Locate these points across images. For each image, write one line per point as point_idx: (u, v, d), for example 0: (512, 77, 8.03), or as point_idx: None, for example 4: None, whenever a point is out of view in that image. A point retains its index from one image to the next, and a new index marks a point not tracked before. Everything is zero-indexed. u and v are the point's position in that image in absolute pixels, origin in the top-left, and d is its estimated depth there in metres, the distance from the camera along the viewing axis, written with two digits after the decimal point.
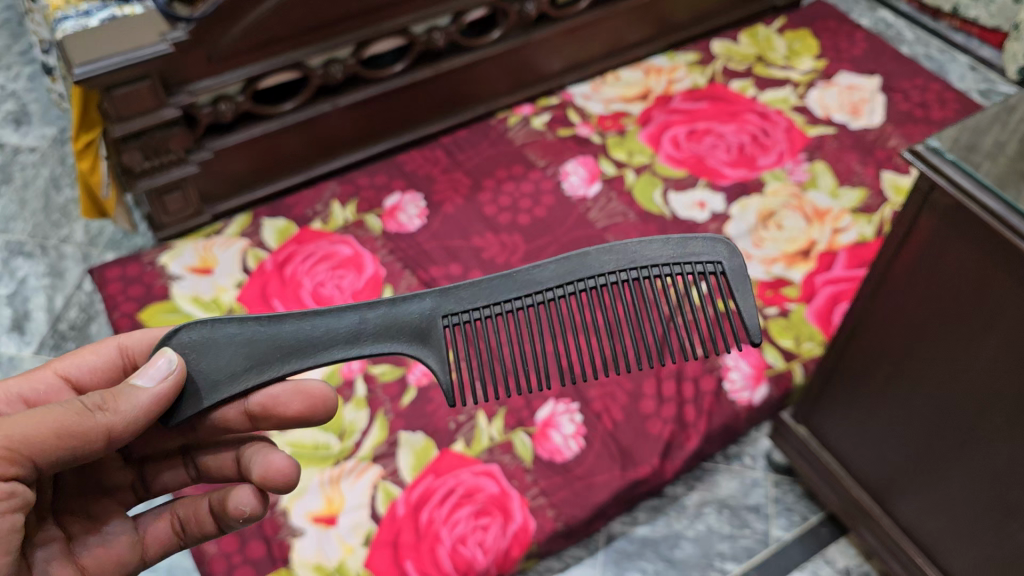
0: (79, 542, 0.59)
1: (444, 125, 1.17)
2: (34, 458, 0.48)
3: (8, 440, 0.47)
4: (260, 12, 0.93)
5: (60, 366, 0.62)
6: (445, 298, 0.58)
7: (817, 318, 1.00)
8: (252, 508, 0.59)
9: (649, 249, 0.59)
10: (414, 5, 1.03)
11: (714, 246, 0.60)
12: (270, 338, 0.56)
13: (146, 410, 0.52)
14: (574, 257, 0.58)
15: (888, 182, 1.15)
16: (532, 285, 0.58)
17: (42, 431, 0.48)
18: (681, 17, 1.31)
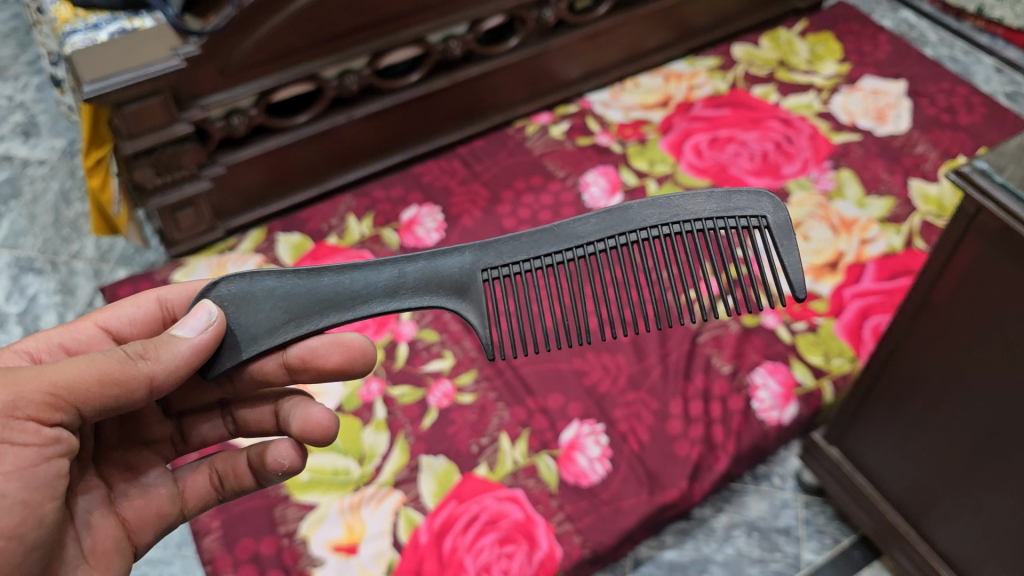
0: (120, 495, 0.60)
1: (461, 135, 1.14)
2: (76, 405, 0.48)
3: (49, 387, 0.47)
4: (274, 24, 0.90)
5: (102, 318, 0.62)
6: (486, 251, 0.57)
7: (847, 333, 0.97)
8: (291, 463, 0.60)
9: (692, 203, 0.57)
10: (430, 13, 1.01)
11: (760, 198, 0.58)
12: (308, 291, 0.56)
13: (187, 360, 0.52)
14: (615, 211, 0.57)
15: (916, 190, 1.12)
16: (573, 241, 0.56)
17: (83, 379, 0.48)
18: (700, 22, 1.29)
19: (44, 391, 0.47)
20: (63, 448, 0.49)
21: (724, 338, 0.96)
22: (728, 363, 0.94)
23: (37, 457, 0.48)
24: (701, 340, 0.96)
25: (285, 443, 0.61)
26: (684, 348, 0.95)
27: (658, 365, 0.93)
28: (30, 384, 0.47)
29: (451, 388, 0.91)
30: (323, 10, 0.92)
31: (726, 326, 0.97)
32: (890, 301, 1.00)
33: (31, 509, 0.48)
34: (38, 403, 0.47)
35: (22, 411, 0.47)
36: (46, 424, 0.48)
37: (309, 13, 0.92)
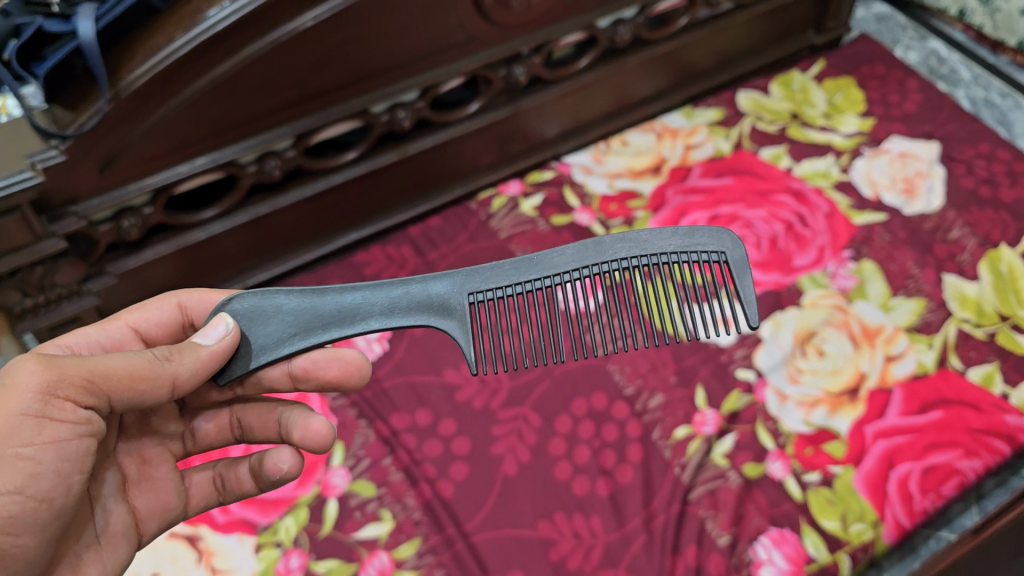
0: (132, 486, 0.61)
1: (415, 212, 0.96)
2: (109, 394, 0.50)
3: (88, 374, 0.48)
4: (166, 111, 0.70)
5: (132, 318, 0.61)
6: (475, 276, 0.59)
7: (868, 488, 0.80)
8: (290, 468, 0.63)
9: (659, 238, 0.60)
10: (371, 83, 0.81)
11: (721, 235, 0.61)
12: (313, 309, 0.57)
13: (204, 368, 0.54)
14: (590, 243, 0.59)
15: (951, 289, 0.94)
16: (550, 270, 0.59)
17: (118, 372, 0.50)
18: (701, 64, 1.11)
19: (81, 378, 0.48)
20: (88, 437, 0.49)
21: (721, 495, 0.80)
22: (726, 530, 0.77)
23: (71, 434, 0.48)
24: (692, 497, 0.79)
25: (287, 451, 0.63)
26: (672, 509, 0.79)
27: (641, 531, 0.77)
28: (73, 369, 0.48)
29: (388, 562, 0.74)
30: (231, 90, 0.72)
31: (723, 477, 0.81)
32: (920, 443, 0.83)
33: (56, 486, 0.48)
34: (75, 386, 0.48)
35: (60, 395, 0.48)
36: (79, 406, 0.49)
37: (212, 95, 0.72)
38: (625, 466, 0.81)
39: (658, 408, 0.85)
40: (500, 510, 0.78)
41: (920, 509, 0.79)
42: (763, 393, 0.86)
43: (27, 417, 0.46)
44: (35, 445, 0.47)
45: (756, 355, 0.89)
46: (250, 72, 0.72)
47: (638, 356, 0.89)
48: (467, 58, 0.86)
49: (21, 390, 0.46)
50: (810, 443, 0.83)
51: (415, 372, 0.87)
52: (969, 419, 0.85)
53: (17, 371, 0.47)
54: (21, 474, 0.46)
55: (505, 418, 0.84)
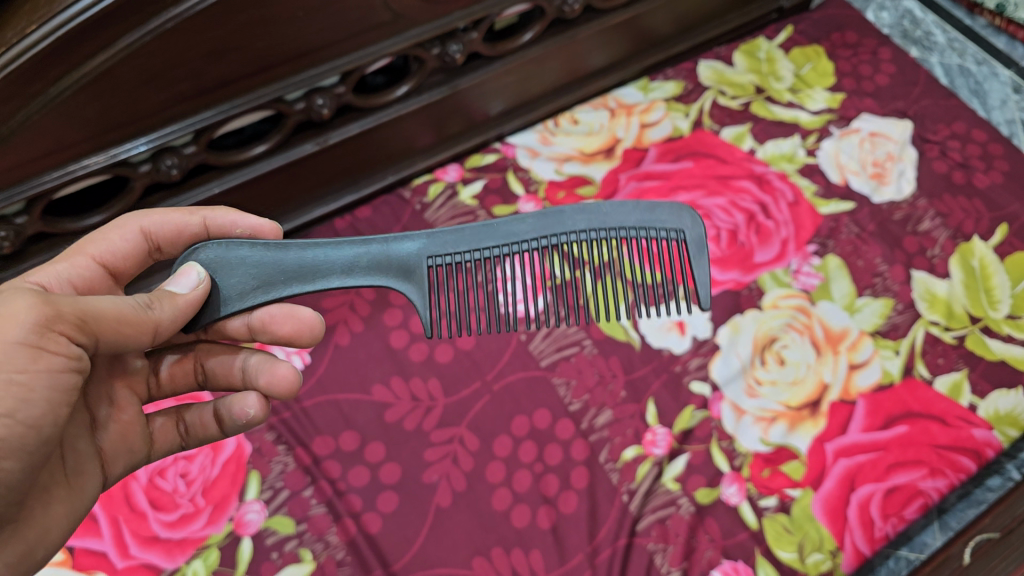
0: (101, 428, 0.56)
1: (341, 203, 0.89)
2: (100, 334, 0.47)
3: (82, 310, 0.46)
4: (29, 113, 0.63)
5: (96, 251, 0.58)
6: (437, 236, 0.57)
7: (827, 513, 0.74)
8: (256, 413, 0.60)
9: (618, 212, 0.58)
10: (282, 69, 0.74)
11: (680, 213, 0.58)
12: (276, 263, 0.56)
13: (181, 316, 0.52)
14: (551, 213, 0.57)
15: (919, 287, 0.88)
16: (509, 240, 0.57)
17: (107, 310, 0.47)
18: (662, 31, 1.01)
19: (75, 315, 0.45)
20: (75, 378, 0.46)
21: (672, 525, 0.74)
22: (675, 565, 0.72)
23: (64, 367, 0.45)
24: (640, 528, 0.73)
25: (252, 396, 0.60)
26: (618, 543, 0.73)
27: (585, 568, 0.71)
28: (66, 303, 0.45)
29: None
30: (109, 87, 0.65)
31: (674, 504, 0.75)
32: (884, 461, 0.77)
33: (46, 415, 0.45)
34: (67, 320, 0.45)
35: (55, 328, 0.45)
36: (72, 342, 0.46)
37: (86, 94, 0.65)
38: (569, 493, 0.75)
39: (606, 426, 0.78)
40: (432, 546, 0.72)
41: (881, 535, 0.74)
42: (718, 408, 0.80)
43: (22, 343, 0.43)
44: (28, 369, 0.43)
45: (712, 366, 0.82)
46: (129, 65, 0.65)
47: (586, 368, 0.81)
48: (394, 38, 0.79)
49: (14, 315, 0.43)
50: (766, 464, 0.77)
51: (340, 389, 0.79)
52: (935, 435, 0.79)
53: (9, 299, 0.44)
54: (12, 399, 0.43)
55: (438, 441, 0.77)
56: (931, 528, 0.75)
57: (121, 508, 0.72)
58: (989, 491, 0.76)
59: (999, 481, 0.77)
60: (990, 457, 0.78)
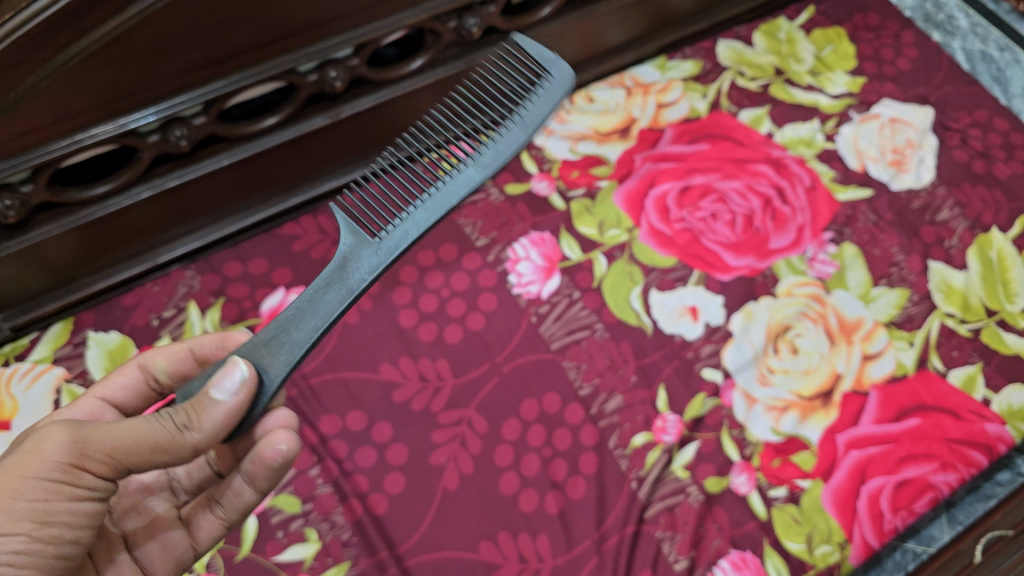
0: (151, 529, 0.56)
1: (351, 177, 0.87)
2: (132, 466, 0.45)
3: (108, 449, 0.44)
4: (37, 80, 0.62)
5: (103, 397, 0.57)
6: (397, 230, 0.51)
7: (836, 505, 0.74)
8: (289, 445, 0.52)
9: (534, 111, 0.59)
10: (296, 39, 0.73)
11: (557, 70, 0.61)
12: (283, 321, 0.48)
13: (225, 423, 0.46)
14: (510, 137, 0.56)
15: (936, 278, 0.87)
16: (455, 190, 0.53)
17: (138, 447, 0.44)
18: (680, 9, 1.00)
19: (105, 454, 0.44)
20: (98, 504, 0.46)
21: (680, 513, 0.73)
22: (683, 555, 0.71)
23: (88, 500, 0.45)
24: (648, 516, 0.73)
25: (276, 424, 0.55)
26: (626, 530, 0.72)
27: (593, 555, 0.71)
28: (98, 443, 0.44)
29: None
30: (118, 55, 0.64)
31: (684, 492, 0.74)
32: (894, 454, 0.76)
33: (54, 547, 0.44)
34: (98, 463, 0.44)
35: (79, 462, 0.44)
36: (99, 476, 0.45)
37: (95, 61, 0.64)
38: (577, 479, 0.74)
39: (616, 412, 0.77)
40: (438, 530, 0.71)
41: (889, 528, 0.73)
42: (729, 396, 0.79)
43: (44, 479, 0.43)
44: (46, 500, 0.43)
45: (724, 353, 0.81)
46: (141, 32, 0.64)
47: (597, 352, 0.80)
48: (412, 9, 0.78)
49: (44, 453, 0.43)
50: (777, 454, 0.76)
51: (348, 367, 0.78)
52: (947, 428, 0.78)
53: (44, 433, 0.43)
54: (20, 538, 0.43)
55: (446, 422, 0.76)
56: (939, 521, 0.74)
57: None
58: (998, 484, 0.76)
59: (1010, 474, 0.76)
60: (1002, 452, 0.77)
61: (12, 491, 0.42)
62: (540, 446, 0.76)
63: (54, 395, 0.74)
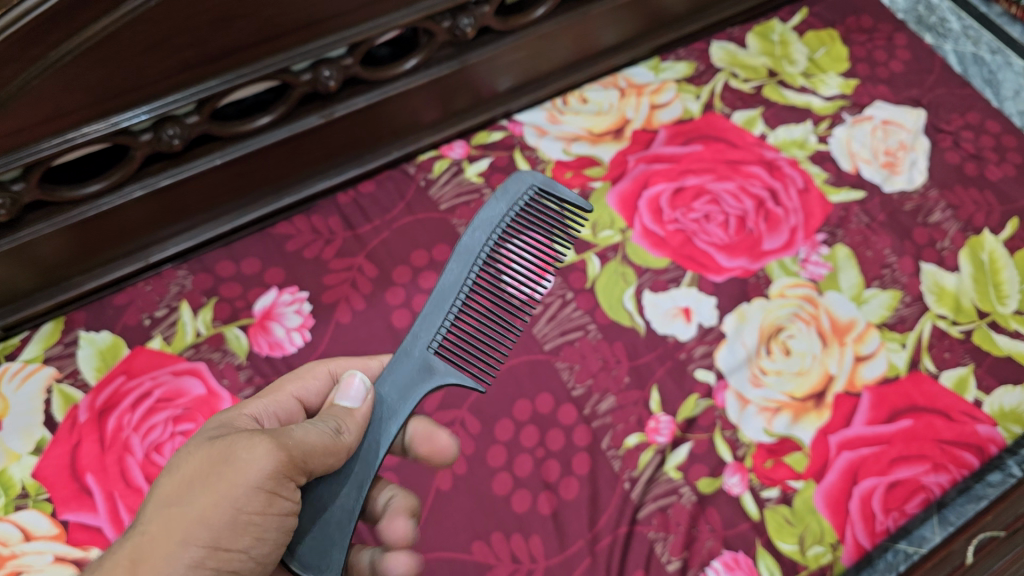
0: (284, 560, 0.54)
1: (344, 177, 0.87)
2: (311, 466, 0.47)
3: (300, 452, 0.46)
4: (28, 78, 0.62)
5: (296, 391, 0.56)
6: (410, 339, 0.55)
7: (829, 506, 0.74)
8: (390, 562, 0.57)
9: (498, 206, 0.60)
10: (290, 38, 0.73)
11: (513, 190, 0.61)
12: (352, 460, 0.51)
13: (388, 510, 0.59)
14: (484, 218, 0.59)
15: (928, 279, 0.87)
16: (447, 295, 0.56)
17: (316, 444, 0.47)
18: (674, 10, 1.00)
19: (297, 456, 0.46)
20: (292, 522, 0.46)
21: (673, 514, 0.73)
22: (676, 555, 0.71)
23: (288, 514, 0.46)
24: (641, 516, 0.73)
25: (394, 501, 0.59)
26: (618, 531, 0.72)
27: (585, 555, 0.71)
28: (297, 448, 0.46)
29: None
30: (110, 53, 0.64)
31: (676, 493, 0.74)
32: (886, 455, 0.76)
33: (273, 550, 0.45)
34: (295, 466, 0.45)
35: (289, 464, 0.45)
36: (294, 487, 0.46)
37: (86, 60, 0.63)
38: (570, 479, 0.74)
39: (609, 412, 0.78)
40: (431, 531, 0.71)
41: (882, 529, 0.73)
42: (722, 397, 0.79)
43: (254, 492, 0.43)
44: (263, 513, 0.44)
45: (717, 354, 0.81)
46: (133, 30, 0.64)
47: (590, 353, 0.80)
48: (405, 10, 0.77)
49: (256, 462, 0.43)
50: (769, 455, 0.76)
51: None
52: (939, 429, 0.78)
53: (251, 442, 0.44)
54: (245, 542, 0.43)
55: (440, 423, 0.76)
56: (931, 522, 0.74)
57: (117, 483, 0.70)
58: (991, 486, 0.76)
59: (1001, 476, 0.77)
60: (994, 453, 0.78)
61: (217, 505, 0.42)
62: (533, 447, 0.75)
63: (45, 395, 0.74)
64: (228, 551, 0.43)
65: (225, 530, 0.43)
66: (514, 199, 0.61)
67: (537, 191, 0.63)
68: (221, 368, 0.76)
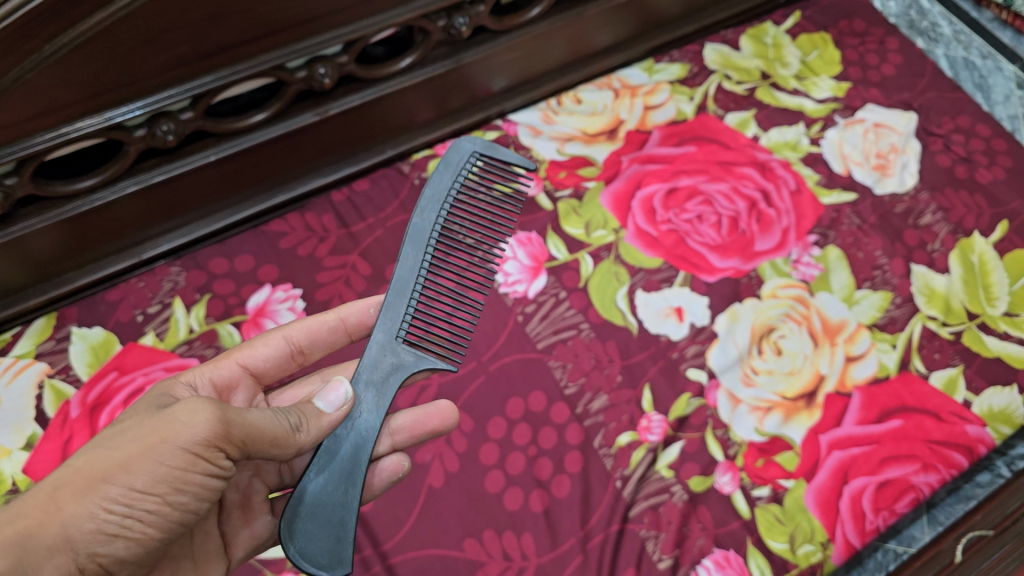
0: (225, 511, 0.58)
1: (338, 174, 0.87)
2: (253, 448, 0.48)
3: (246, 430, 0.47)
4: (23, 71, 0.62)
5: (242, 358, 0.62)
6: (380, 327, 0.58)
7: (819, 505, 0.74)
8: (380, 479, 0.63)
9: (439, 185, 0.63)
10: (286, 35, 0.73)
11: (449, 166, 0.64)
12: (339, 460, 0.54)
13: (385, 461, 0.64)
14: (428, 199, 0.62)
15: (918, 281, 0.87)
16: (409, 280, 0.59)
17: (267, 433, 0.49)
18: (667, 12, 1.01)
19: (241, 433, 0.47)
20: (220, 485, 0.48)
21: (664, 512, 0.73)
22: (667, 553, 0.71)
23: (214, 477, 0.47)
24: (633, 514, 0.73)
25: (392, 457, 0.64)
26: (610, 528, 0.72)
27: (577, 553, 0.71)
28: (238, 427, 0.47)
29: None
30: (106, 48, 0.64)
31: (668, 491, 0.74)
32: (876, 455, 0.77)
33: (192, 506, 0.47)
34: (235, 441, 0.47)
35: (229, 433, 0.46)
36: (230, 457, 0.47)
37: (82, 54, 0.63)
38: (563, 477, 0.74)
39: (601, 411, 0.78)
40: (423, 528, 0.71)
41: (871, 528, 0.74)
42: (714, 396, 0.79)
43: (185, 448, 0.45)
44: (184, 470, 0.45)
45: (709, 354, 0.81)
46: (129, 24, 0.64)
47: (583, 352, 0.81)
48: (400, 8, 0.78)
49: (190, 425, 0.45)
50: (761, 454, 0.76)
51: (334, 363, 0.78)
52: (929, 430, 0.78)
53: (192, 406, 0.46)
54: (162, 489, 0.45)
55: None
56: (920, 521, 0.75)
57: None
58: (979, 487, 0.77)
59: (989, 477, 0.78)
60: (983, 453, 0.78)
61: (148, 450, 0.44)
62: (525, 444, 0.76)
63: (37, 390, 0.74)
64: (146, 496, 0.44)
65: (146, 474, 0.44)
66: (451, 174, 0.64)
67: (475, 161, 0.65)
68: None
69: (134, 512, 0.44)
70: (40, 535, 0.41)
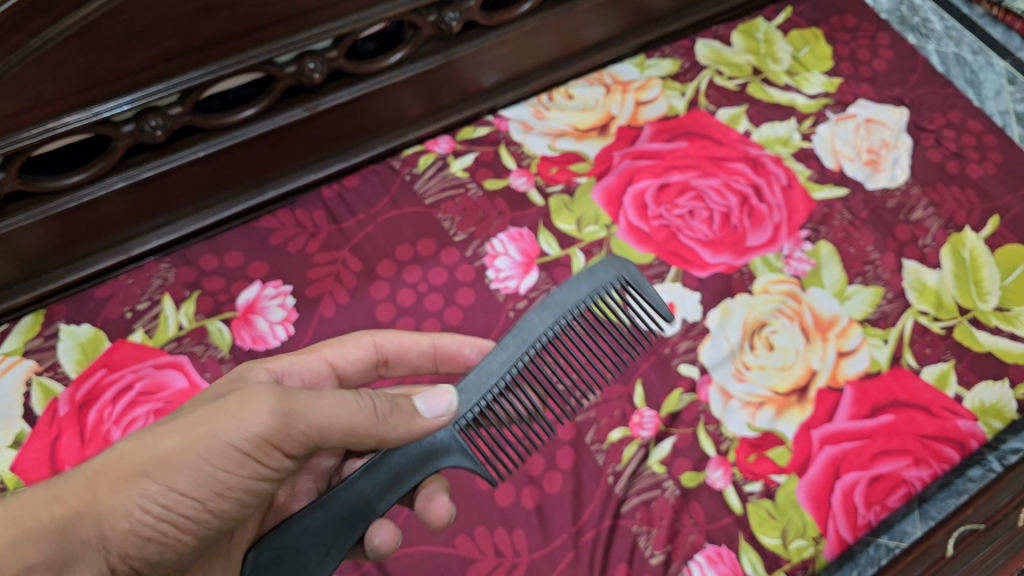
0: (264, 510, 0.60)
1: (329, 171, 0.87)
2: (322, 443, 0.47)
3: (308, 426, 0.46)
4: (9, 64, 0.61)
5: (332, 355, 0.61)
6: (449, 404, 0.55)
7: (811, 500, 0.74)
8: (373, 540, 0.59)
9: (571, 290, 0.57)
10: (275, 30, 0.73)
11: (597, 271, 0.58)
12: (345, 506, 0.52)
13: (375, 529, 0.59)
14: (551, 300, 0.56)
15: (910, 276, 0.87)
16: (490, 378, 0.55)
17: (337, 424, 0.47)
18: (659, 7, 1.00)
19: (302, 429, 0.46)
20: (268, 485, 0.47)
21: (656, 508, 0.73)
22: (659, 549, 0.71)
23: (265, 476, 0.47)
24: (624, 510, 0.73)
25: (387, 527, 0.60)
26: (602, 524, 0.72)
27: (569, 549, 0.71)
28: (300, 420, 0.46)
29: None
30: (92, 42, 0.64)
31: (660, 487, 0.74)
32: (868, 450, 0.76)
33: (234, 508, 0.47)
34: (296, 438, 0.46)
35: (290, 430, 0.45)
36: (290, 453, 0.46)
37: (68, 48, 0.63)
38: (554, 473, 0.74)
39: (593, 407, 0.78)
40: (414, 524, 0.71)
41: (863, 523, 0.74)
42: (705, 391, 0.79)
43: (234, 445, 0.44)
44: (231, 472, 0.45)
45: (701, 349, 0.81)
46: (115, 19, 0.63)
47: None
48: (389, 3, 0.77)
49: (245, 424, 0.44)
50: (752, 449, 0.76)
51: None
52: (921, 424, 0.78)
53: (252, 396, 0.45)
54: (206, 490, 0.45)
55: None
56: (912, 516, 0.75)
57: None
58: (970, 481, 0.77)
59: (981, 471, 0.77)
60: (974, 448, 0.78)
61: (192, 447, 0.44)
62: None
63: (24, 387, 0.73)
64: (185, 495, 0.45)
65: (187, 474, 0.44)
66: (600, 280, 0.58)
67: (618, 283, 0.58)
68: (204, 362, 0.76)
69: (171, 514, 0.45)
70: (79, 526, 0.44)
